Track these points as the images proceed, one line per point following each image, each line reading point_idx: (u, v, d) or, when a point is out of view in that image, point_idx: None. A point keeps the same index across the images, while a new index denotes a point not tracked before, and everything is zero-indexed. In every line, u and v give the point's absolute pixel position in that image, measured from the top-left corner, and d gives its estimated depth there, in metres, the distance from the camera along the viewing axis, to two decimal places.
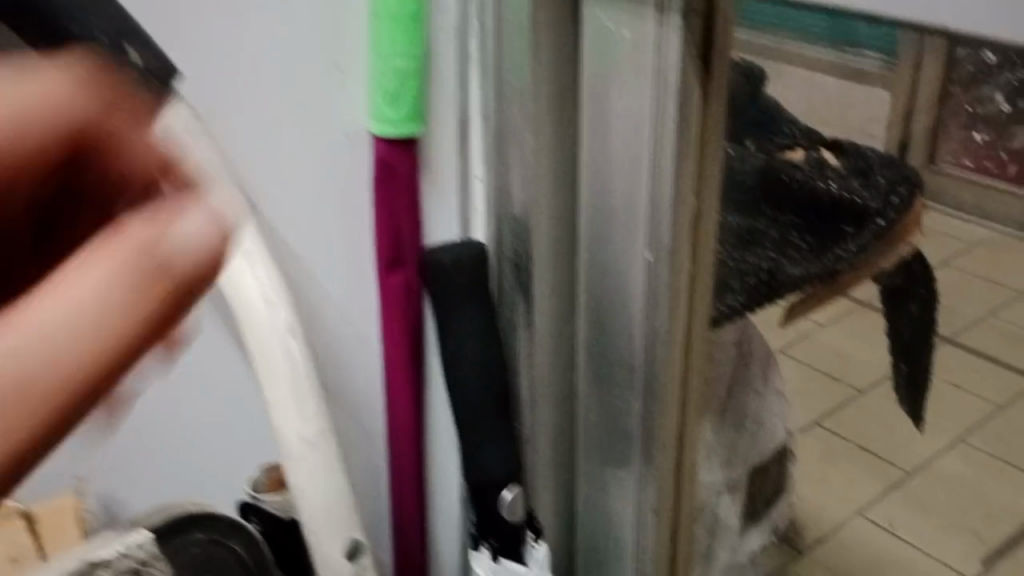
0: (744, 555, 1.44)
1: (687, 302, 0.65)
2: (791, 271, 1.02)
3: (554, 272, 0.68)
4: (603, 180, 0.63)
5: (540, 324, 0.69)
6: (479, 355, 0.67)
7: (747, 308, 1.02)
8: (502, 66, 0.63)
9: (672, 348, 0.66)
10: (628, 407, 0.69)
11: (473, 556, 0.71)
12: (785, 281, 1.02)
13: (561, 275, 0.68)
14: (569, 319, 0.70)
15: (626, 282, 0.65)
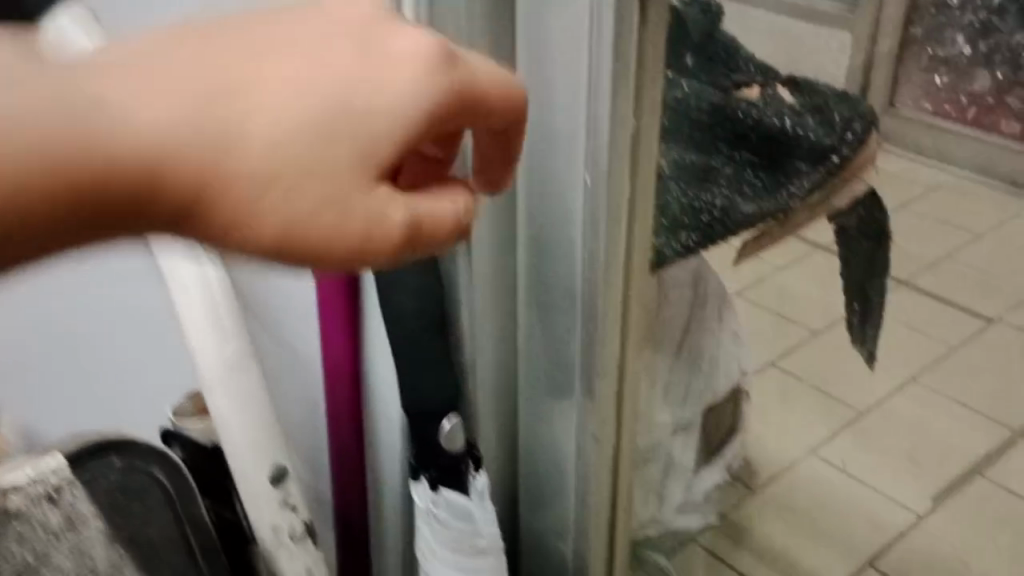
0: (698, 494, 1.46)
1: (627, 225, 0.65)
2: (740, 202, 1.11)
3: (494, 198, 0.66)
4: (549, 101, 0.62)
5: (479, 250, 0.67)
6: (417, 281, 0.66)
7: (699, 241, 1.07)
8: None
9: (614, 273, 0.66)
10: (569, 333, 0.69)
11: (414, 486, 0.71)
12: (736, 212, 1.11)
13: (501, 200, 0.67)
14: (510, 244, 0.69)
15: (566, 205, 0.64)
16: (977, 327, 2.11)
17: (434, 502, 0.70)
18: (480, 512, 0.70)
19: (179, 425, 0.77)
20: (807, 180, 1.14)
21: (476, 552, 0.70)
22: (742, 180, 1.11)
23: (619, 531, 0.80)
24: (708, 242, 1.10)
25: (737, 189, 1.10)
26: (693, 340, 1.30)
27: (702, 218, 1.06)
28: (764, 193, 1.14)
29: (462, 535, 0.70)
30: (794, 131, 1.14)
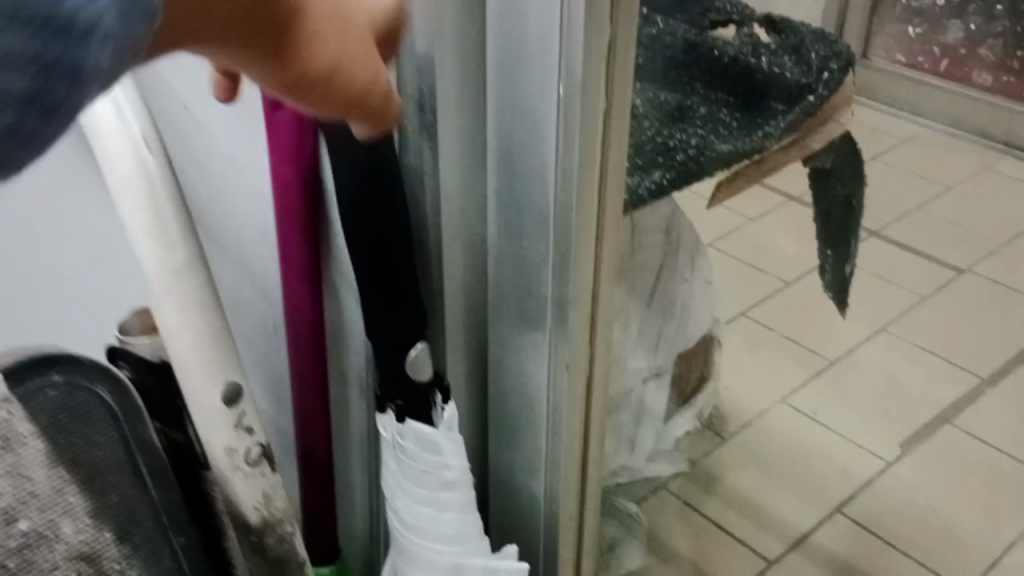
0: (668, 440, 1.45)
1: (601, 140, 0.63)
2: (712, 142, 1.11)
3: (460, 118, 0.65)
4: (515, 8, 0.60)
5: (445, 170, 0.65)
6: (382, 198, 0.64)
7: (670, 181, 1.08)
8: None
9: (586, 191, 0.64)
10: (539, 257, 0.67)
11: (380, 419, 0.72)
12: (708, 152, 1.11)
13: (469, 117, 0.65)
14: (479, 165, 0.67)
15: (538, 120, 0.63)
16: (948, 277, 2.11)
17: (400, 434, 0.70)
18: (448, 444, 0.70)
19: (123, 343, 0.73)
20: (784, 120, 1.14)
21: (443, 485, 0.71)
22: (717, 120, 1.11)
23: (590, 466, 0.80)
24: (681, 184, 1.11)
25: (711, 129, 1.11)
26: (665, 285, 1.28)
27: (673, 156, 1.06)
28: (735, 138, 1.13)
29: (430, 468, 0.70)
30: (775, 70, 1.14)
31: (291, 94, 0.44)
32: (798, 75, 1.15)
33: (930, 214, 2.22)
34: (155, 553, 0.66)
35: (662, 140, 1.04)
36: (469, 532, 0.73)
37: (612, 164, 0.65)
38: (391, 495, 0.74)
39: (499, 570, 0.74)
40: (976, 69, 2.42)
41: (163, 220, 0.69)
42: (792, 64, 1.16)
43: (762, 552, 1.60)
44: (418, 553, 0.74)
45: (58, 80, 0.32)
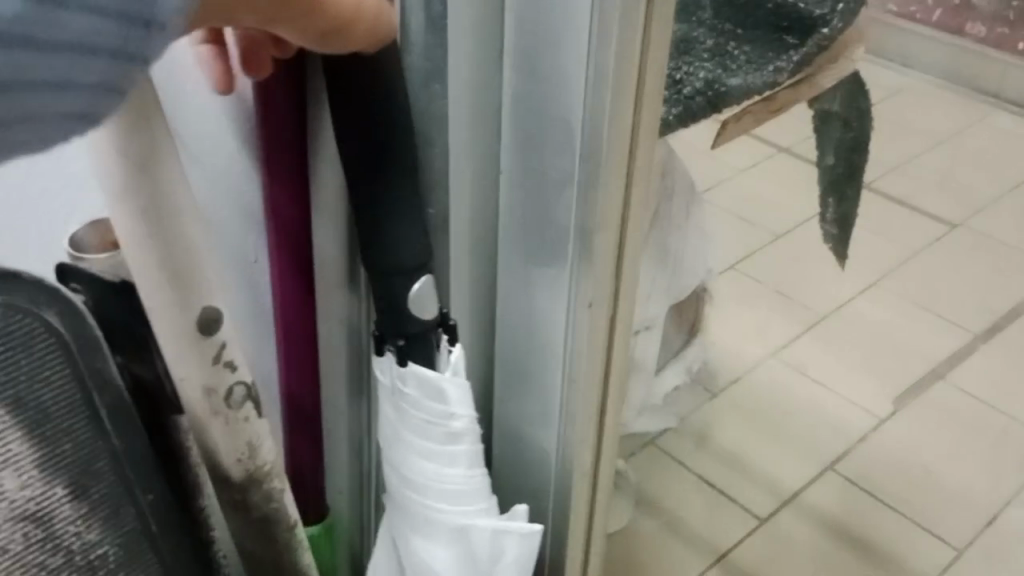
0: (660, 396, 1.36)
1: (640, 41, 0.57)
2: (723, 76, 1.02)
3: (473, 14, 0.59)
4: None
5: (454, 77, 0.61)
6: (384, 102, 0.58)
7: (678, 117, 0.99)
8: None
9: (622, 98, 0.58)
10: (560, 172, 0.62)
11: (378, 362, 0.65)
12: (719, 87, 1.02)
13: (484, 14, 0.60)
14: (494, 70, 0.62)
15: (562, 14, 0.57)
16: (938, 231, 2.03)
17: (400, 378, 0.63)
18: (455, 392, 0.63)
19: (77, 261, 0.63)
20: (795, 56, 1.05)
21: (447, 437, 0.64)
22: (733, 56, 1.02)
23: (607, 412, 0.74)
24: (692, 120, 1.03)
25: (723, 64, 1.01)
26: (661, 234, 1.20)
27: (681, 92, 0.99)
28: (743, 73, 1.03)
29: (433, 418, 0.64)
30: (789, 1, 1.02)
31: (324, 43, 0.50)
32: (814, 6, 1.03)
33: (921, 167, 2.16)
34: (117, 510, 0.60)
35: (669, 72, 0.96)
36: (475, 490, 0.66)
37: (651, 72, 0.59)
38: (389, 447, 0.67)
39: (508, 531, 0.68)
40: (969, 20, 2.26)
41: (153, 226, 0.58)
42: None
43: (749, 507, 1.52)
44: (420, 510, 0.67)
45: (135, 26, 0.36)
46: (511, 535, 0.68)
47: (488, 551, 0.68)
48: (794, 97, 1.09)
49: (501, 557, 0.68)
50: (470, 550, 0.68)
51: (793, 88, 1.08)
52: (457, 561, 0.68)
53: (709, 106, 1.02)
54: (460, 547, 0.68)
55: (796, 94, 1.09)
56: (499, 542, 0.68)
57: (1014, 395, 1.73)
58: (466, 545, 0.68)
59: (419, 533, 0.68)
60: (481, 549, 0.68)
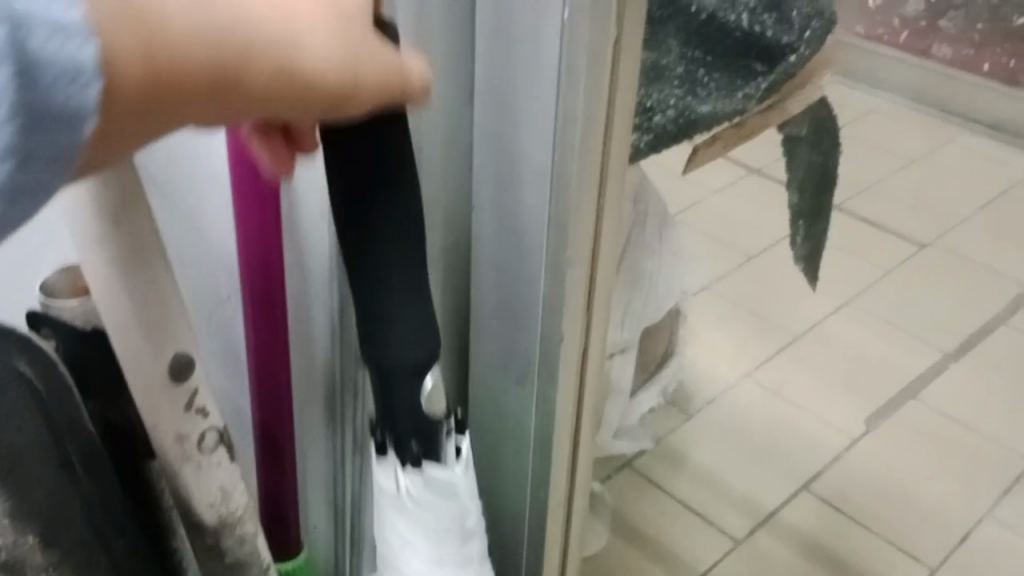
0: (634, 417, 1.36)
1: (609, 76, 0.58)
2: (694, 104, 1.03)
3: (444, 55, 0.61)
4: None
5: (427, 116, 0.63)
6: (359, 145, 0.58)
7: (649, 145, 1.01)
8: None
9: (592, 131, 0.59)
10: (532, 206, 0.63)
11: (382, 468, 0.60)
12: (691, 114, 1.03)
13: (455, 54, 0.62)
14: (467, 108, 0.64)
15: (530, 53, 0.58)
16: (908, 252, 2.06)
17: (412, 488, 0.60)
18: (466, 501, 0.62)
19: (49, 307, 0.63)
20: (764, 83, 1.06)
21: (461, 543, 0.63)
22: (703, 83, 1.03)
23: (581, 440, 0.74)
24: (661, 147, 1.04)
25: (694, 90, 1.03)
26: (634, 260, 1.21)
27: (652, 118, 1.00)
28: (713, 101, 1.04)
29: (445, 527, 0.62)
30: (755, 27, 1.02)
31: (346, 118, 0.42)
32: (781, 33, 1.03)
33: (891, 188, 2.19)
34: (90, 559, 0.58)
35: (640, 99, 0.97)
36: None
37: (619, 106, 0.60)
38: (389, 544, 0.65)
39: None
40: (936, 43, 2.26)
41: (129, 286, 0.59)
42: (776, 16, 1.03)
43: (726, 530, 1.51)
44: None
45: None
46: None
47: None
48: (759, 124, 1.10)
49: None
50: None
51: (762, 115, 1.08)
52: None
53: (683, 133, 1.03)
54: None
55: (764, 120, 1.09)
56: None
57: (985, 416, 1.74)
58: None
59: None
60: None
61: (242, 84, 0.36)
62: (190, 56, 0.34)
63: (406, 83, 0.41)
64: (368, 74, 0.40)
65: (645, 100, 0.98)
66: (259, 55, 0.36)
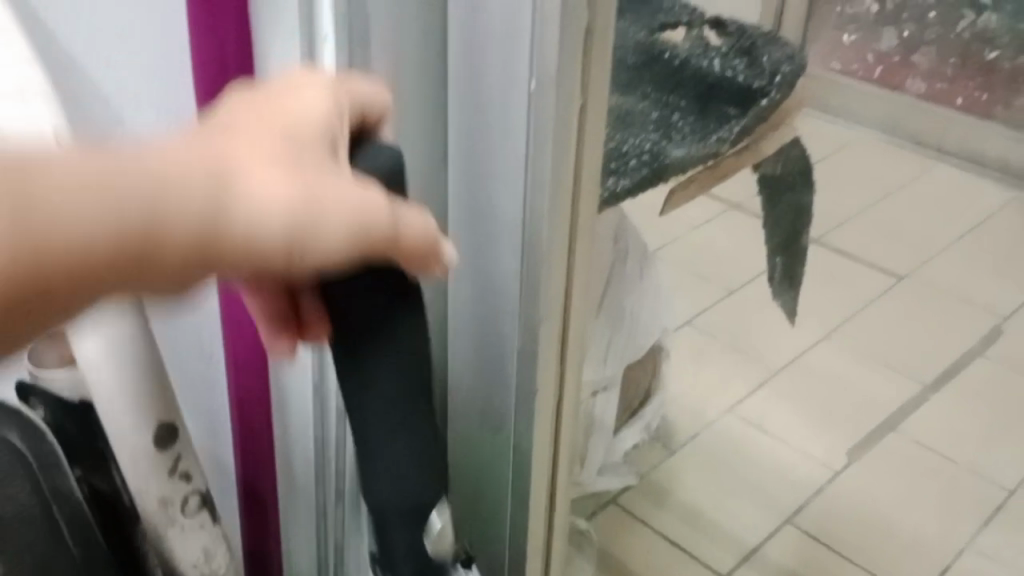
0: (617, 453, 1.40)
1: (575, 136, 0.62)
2: (669, 146, 1.04)
3: (417, 121, 0.64)
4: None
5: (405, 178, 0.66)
6: None
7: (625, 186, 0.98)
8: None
9: (560, 188, 0.62)
10: (505, 262, 0.66)
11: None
12: (666, 155, 1.04)
13: (429, 119, 0.65)
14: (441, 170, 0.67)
15: (499, 118, 0.61)
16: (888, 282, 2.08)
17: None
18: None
19: (39, 379, 0.68)
20: (738, 125, 1.09)
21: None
22: (684, 124, 1.07)
23: (558, 479, 0.76)
24: (637, 190, 1.02)
25: (674, 131, 1.06)
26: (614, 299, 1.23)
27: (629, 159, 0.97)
28: (691, 140, 1.07)
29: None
30: (725, 73, 1.11)
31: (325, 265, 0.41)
32: (751, 78, 1.12)
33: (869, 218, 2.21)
34: None
35: (618, 143, 0.94)
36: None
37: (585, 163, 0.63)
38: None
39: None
40: (909, 77, 2.34)
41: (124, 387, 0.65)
42: (741, 64, 1.13)
43: (711, 564, 1.52)
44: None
45: None
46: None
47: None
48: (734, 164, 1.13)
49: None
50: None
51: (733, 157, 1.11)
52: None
53: (659, 175, 1.04)
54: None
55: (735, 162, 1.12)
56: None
57: (965, 445, 1.76)
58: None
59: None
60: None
61: (165, 250, 0.35)
62: (111, 228, 0.34)
63: (377, 237, 0.40)
64: (324, 230, 0.38)
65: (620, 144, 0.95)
66: (199, 216, 0.36)
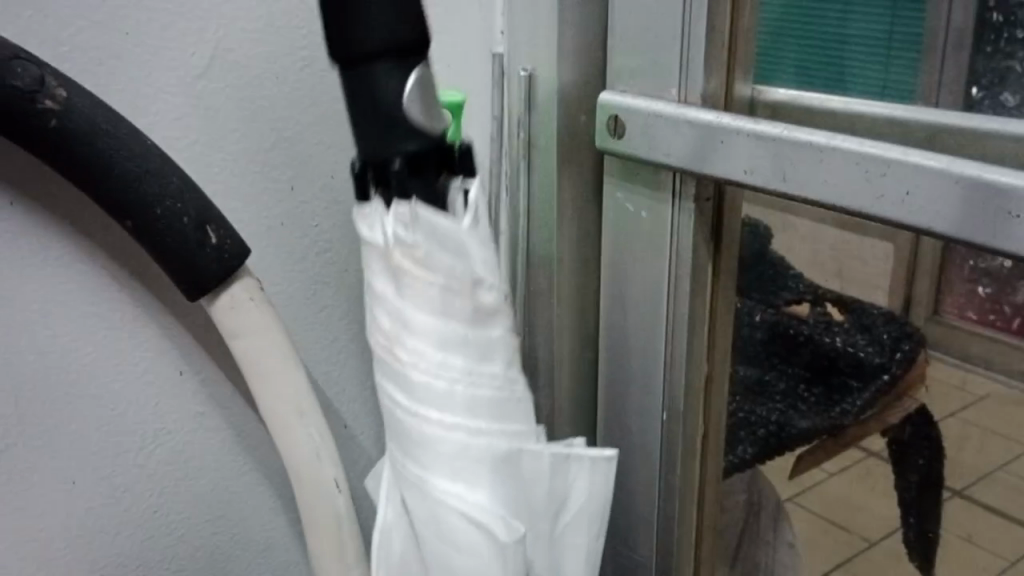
0: None
1: (699, 457, 0.66)
2: (796, 415, 0.65)
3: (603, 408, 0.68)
4: (622, 253, 0.64)
5: (648, 445, 0.66)
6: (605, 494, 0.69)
7: (753, 456, 0.67)
8: (528, 219, 0.66)
9: (688, 504, 0.67)
10: (642, 553, 0.69)
11: (364, 213, 0.50)
12: (791, 431, 0.65)
13: (607, 397, 0.68)
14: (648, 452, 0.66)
15: (639, 438, 0.67)
16: None
17: (406, 221, 0.49)
18: (474, 247, 0.50)
19: None
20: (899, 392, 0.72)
21: (475, 314, 0.50)
22: (801, 395, 0.64)
23: None
24: (745, 464, 0.68)
25: (796, 405, 0.65)
26: None
27: (755, 431, 0.66)
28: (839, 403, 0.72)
29: (454, 281, 0.49)
30: (856, 353, 0.61)
31: None
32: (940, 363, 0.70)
33: None
34: None
35: (717, 414, 0.65)
36: (519, 405, 0.52)
37: (710, 497, 0.67)
38: (385, 288, 0.50)
39: (575, 458, 0.56)
40: None
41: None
42: (883, 319, 0.59)
43: None
44: (432, 304, 0.49)
45: None
46: (571, 556, 0.57)
47: (544, 495, 0.55)
48: (883, 464, 0.64)
49: (566, 512, 0.57)
50: (521, 486, 0.53)
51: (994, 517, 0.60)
52: (501, 509, 0.52)
53: (807, 449, 0.66)
54: (517, 490, 0.53)
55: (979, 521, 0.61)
56: (560, 536, 0.57)
57: None
58: (520, 504, 0.53)
59: (441, 380, 0.50)
60: (542, 493, 0.55)
61: None
62: None
63: None
64: None
65: (743, 414, 0.66)
66: None
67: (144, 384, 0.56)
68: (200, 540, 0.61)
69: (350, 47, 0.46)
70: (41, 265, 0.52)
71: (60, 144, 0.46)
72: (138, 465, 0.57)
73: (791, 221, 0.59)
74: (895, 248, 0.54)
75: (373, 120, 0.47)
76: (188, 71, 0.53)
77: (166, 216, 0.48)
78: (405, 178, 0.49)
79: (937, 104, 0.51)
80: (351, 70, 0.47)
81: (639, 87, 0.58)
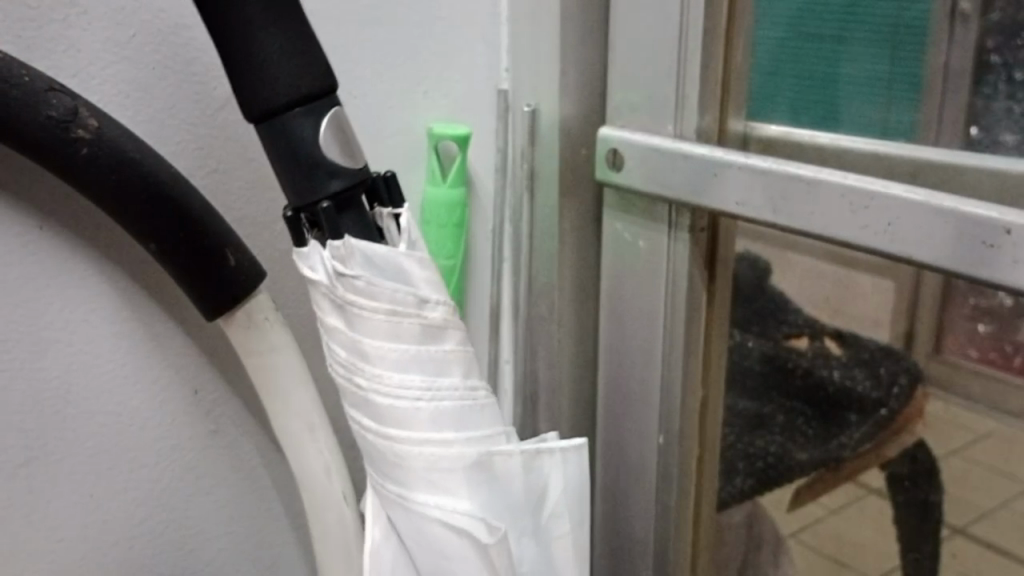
0: None
1: (694, 481, 0.68)
2: (794, 447, 0.66)
3: (603, 430, 0.71)
4: (620, 283, 0.66)
5: (647, 467, 0.68)
6: (608, 514, 0.72)
7: (754, 487, 0.68)
8: (529, 254, 0.69)
9: (684, 525, 0.69)
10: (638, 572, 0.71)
11: (303, 256, 0.51)
12: (791, 461, 0.66)
13: (604, 420, 0.70)
14: (645, 473, 0.68)
15: (637, 460, 0.69)
16: None
17: (342, 257, 0.50)
18: (416, 269, 0.52)
19: None
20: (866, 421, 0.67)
21: (424, 331, 0.52)
22: (800, 426, 0.65)
23: None
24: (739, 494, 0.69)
25: (793, 437, 0.65)
26: None
27: (756, 462, 0.68)
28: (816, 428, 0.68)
29: (401, 305, 0.51)
30: (851, 384, 0.63)
31: None
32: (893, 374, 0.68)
33: None
34: None
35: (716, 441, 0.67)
36: (478, 411, 0.54)
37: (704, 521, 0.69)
38: (338, 323, 0.52)
39: (548, 452, 0.58)
40: None
41: None
42: (882, 353, 0.60)
43: None
44: (385, 328, 0.51)
45: None
46: (558, 547, 0.59)
47: (524, 492, 0.57)
48: (884, 501, 0.64)
49: (546, 508, 0.58)
50: (500, 486, 0.55)
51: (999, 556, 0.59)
52: (482, 513, 0.54)
53: (806, 482, 0.66)
54: (495, 488, 0.55)
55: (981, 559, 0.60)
56: (547, 528, 0.59)
57: None
58: (504, 500, 0.55)
59: (403, 400, 0.52)
60: (520, 489, 0.56)
61: None
62: None
63: None
64: None
65: (742, 445, 0.67)
66: None
67: (160, 401, 0.58)
68: (212, 553, 0.63)
69: (260, 103, 0.50)
70: (66, 285, 0.54)
71: (90, 170, 0.49)
72: (152, 478, 0.59)
73: (791, 257, 0.60)
74: (897, 285, 0.56)
75: (295, 164, 0.50)
76: (209, 103, 0.56)
77: (188, 239, 0.51)
78: (336, 217, 0.51)
79: (936, 142, 0.52)
80: (268, 121, 0.50)
81: (638, 122, 0.61)
